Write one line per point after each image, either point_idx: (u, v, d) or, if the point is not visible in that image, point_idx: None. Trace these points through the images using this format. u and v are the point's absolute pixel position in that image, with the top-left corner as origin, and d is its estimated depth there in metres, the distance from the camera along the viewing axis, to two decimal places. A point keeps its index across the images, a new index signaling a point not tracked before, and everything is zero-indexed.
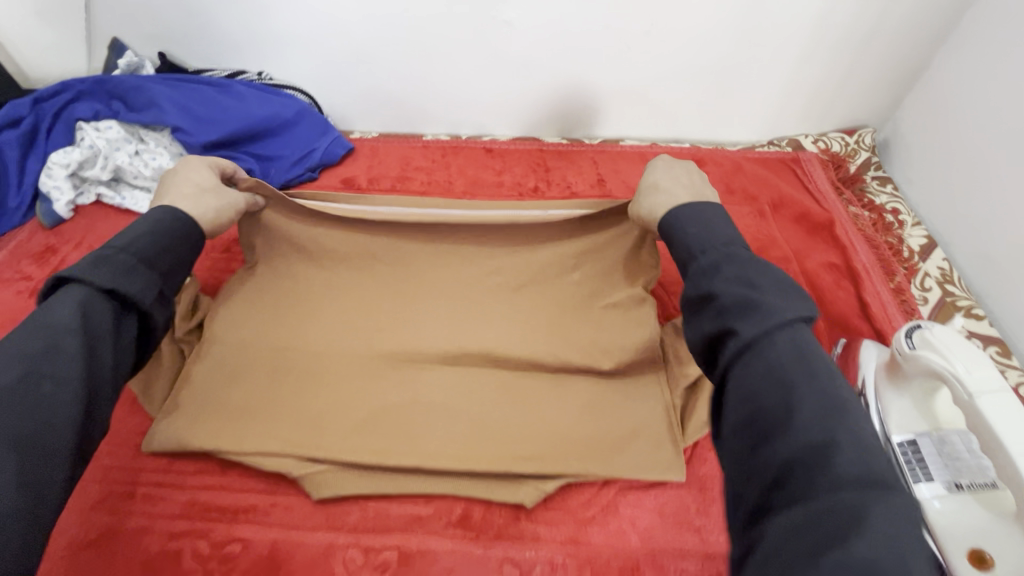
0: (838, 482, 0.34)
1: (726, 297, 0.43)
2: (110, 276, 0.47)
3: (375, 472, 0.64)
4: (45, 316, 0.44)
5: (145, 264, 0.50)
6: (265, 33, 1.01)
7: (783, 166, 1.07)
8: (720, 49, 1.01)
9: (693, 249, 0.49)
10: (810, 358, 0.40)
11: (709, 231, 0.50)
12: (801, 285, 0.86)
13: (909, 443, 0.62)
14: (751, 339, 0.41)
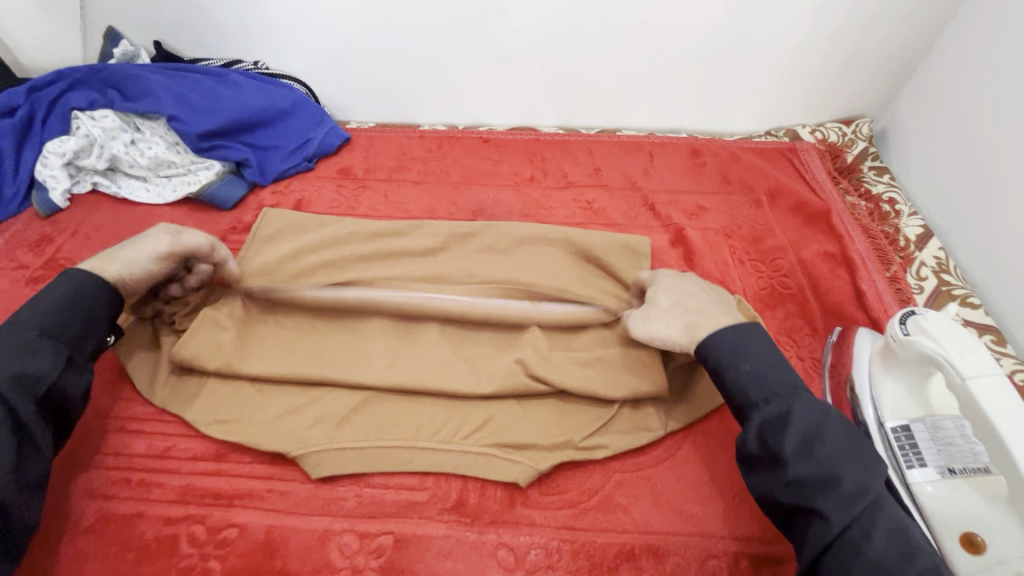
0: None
1: (798, 428, 0.52)
2: (12, 361, 0.53)
3: (377, 444, 0.66)
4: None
5: (41, 348, 0.56)
6: (261, 22, 1.01)
7: (781, 155, 1.07)
8: (718, 37, 1.01)
9: (753, 395, 0.55)
10: (899, 537, 0.48)
11: (758, 368, 0.56)
12: (797, 274, 0.86)
13: (902, 428, 0.62)
14: (842, 530, 0.48)
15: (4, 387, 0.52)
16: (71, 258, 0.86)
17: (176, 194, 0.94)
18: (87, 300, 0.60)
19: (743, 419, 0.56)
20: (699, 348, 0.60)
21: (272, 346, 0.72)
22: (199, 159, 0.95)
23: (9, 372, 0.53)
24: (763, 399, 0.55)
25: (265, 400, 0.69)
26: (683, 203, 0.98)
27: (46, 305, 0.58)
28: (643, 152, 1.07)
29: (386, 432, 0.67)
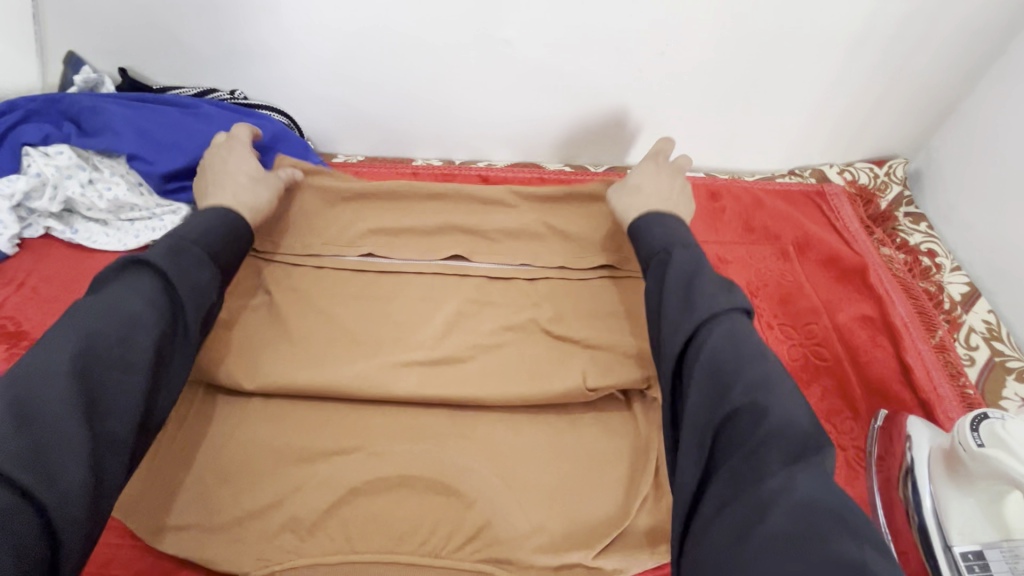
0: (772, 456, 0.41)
1: (675, 268, 0.56)
2: (183, 261, 0.56)
3: (354, 562, 0.56)
4: (118, 295, 0.51)
5: (204, 263, 0.58)
6: (238, 49, 0.91)
7: (808, 200, 0.98)
8: (741, 72, 0.92)
9: (656, 249, 0.60)
10: (745, 347, 0.49)
11: (659, 236, 0.62)
12: (833, 343, 0.77)
13: (974, 555, 0.52)
14: (691, 343, 0.50)
15: (184, 287, 0.54)
16: (15, 316, 0.76)
17: (139, 240, 0.84)
18: (229, 231, 0.64)
19: (652, 276, 0.59)
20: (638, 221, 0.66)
21: (246, 436, 0.64)
22: (166, 201, 0.85)
23: (176, 274, 0.54)
24: (662, 247, 0.60)
25: (229, 501, 0.59)
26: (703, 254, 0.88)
27: (202, 227, 0.61)
28: None
29: (366, 543, 0.58)
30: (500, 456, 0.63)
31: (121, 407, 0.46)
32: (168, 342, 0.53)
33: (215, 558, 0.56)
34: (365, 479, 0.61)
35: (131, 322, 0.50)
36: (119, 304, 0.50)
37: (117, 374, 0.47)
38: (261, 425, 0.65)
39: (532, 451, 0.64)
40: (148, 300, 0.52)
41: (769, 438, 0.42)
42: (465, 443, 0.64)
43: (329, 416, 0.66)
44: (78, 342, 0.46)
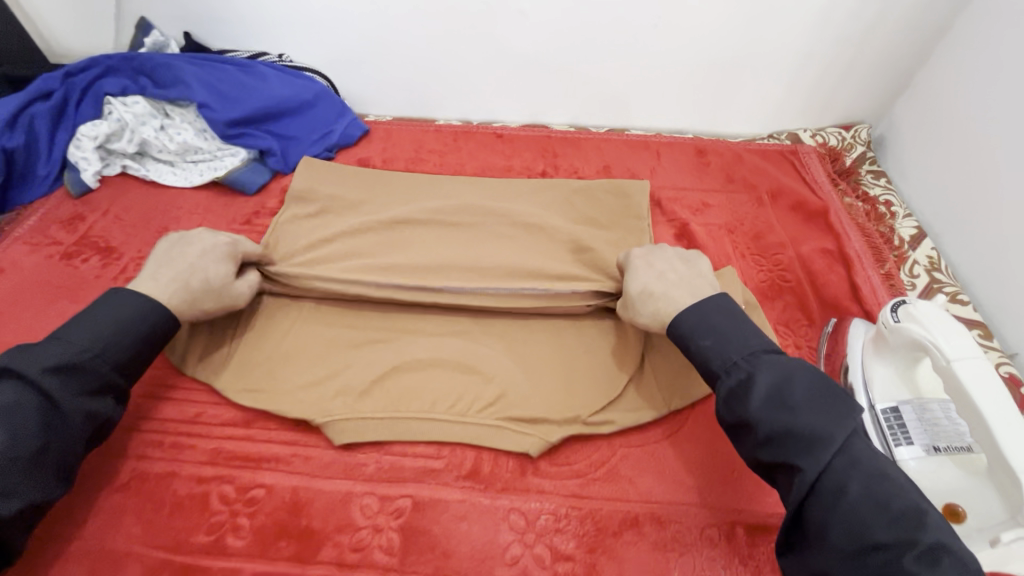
0: (859, 495, 0.48)
1: (725, 346, 0.59)
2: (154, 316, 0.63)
3: (396, 416, 0.69)
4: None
5: (104, 381, 0.59)
6: (287, 17, 1.05)
7: (782, 157, 1.11)
8: (725, 42, 1.05)
9: (688, 336, 0.62)
10: (785, 390, 0.54)
11: (689, 314, 0.63)
12: (796, 269, 0.90)
13: (891, 410, 0.66)
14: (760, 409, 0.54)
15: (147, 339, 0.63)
16: (103, 236, 0.90)
17: (203, 178, 0.97)
18: (145, 342, 0.63)
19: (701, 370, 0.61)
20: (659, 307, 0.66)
21: (307, 324, 0.78)
22: (226, 146, 0.99)
23: (58, 398, 0.55)
24: (719, 363, 0.59)
25: (293, 372, 0.73)
26: (689, 199, 1.02)
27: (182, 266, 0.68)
28: (650, 149, 1.11)
29: (405, 403, 0.71)
30: (516, 344, 0.77)
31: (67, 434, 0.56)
32: (42, 473, 0.54)
33: (281, 409, 0.69)
34: (405, 357, 0.75)
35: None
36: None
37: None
38: (317, 318, 0.79)
39: (538, 341, 0.78)
40: (126, 332, 0.61)
41: (832, 481, 0.50)
42: (485, 335, 0.78)
43: (372, 314, 0.80)
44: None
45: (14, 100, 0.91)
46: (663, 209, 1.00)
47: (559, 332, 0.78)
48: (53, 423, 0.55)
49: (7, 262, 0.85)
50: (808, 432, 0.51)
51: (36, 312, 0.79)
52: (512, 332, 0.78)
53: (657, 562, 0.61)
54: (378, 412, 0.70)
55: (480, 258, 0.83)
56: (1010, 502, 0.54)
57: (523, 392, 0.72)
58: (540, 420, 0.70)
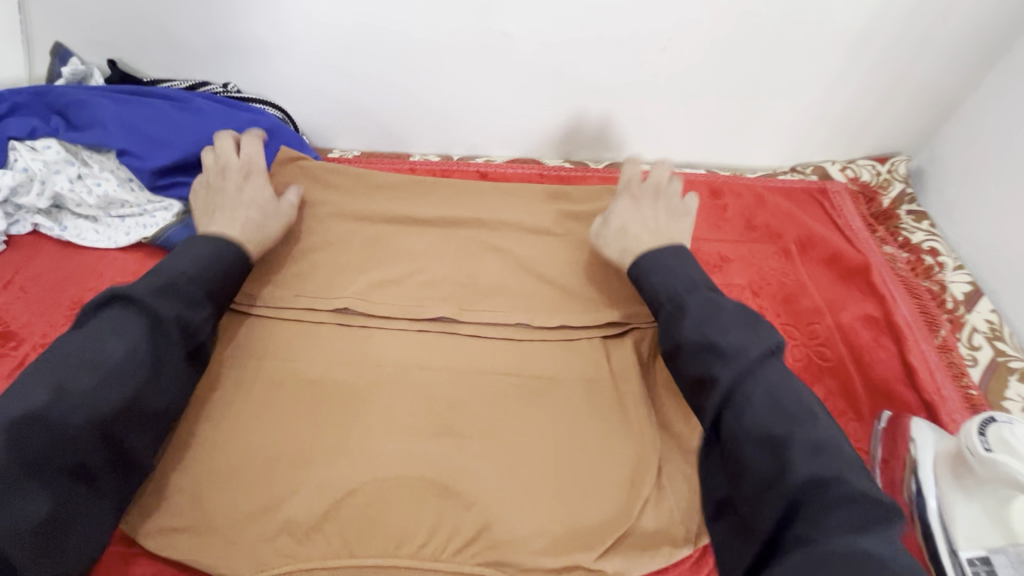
0: (838, 495, 0.46)
1: (698, 323, 0.58)
2: (172, 304, 0.58)
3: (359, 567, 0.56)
4: (102, 337, 0.55)
5: (191, 298, 0.60)
6: (231, 41, 0.89)
7: (809, 198, 0.97)
8: (745, 65, 0.90)
9: (662, 297, 0.63)
10: (783, 401, 0.51)
11: (667, 278, 0.64)
12: (836, 343, 0.76)
13: (981, 561, 0.52)
14: (727, 385, 0.54)
15: (158, 334, 0.57)
16: (4, 314, 0.74)
17: (130, 237, 0.82)
18: (220, 272, 0.64)
19: (665, 321, 0.61)
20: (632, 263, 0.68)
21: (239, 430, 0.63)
22: (156, 197, 0.83)
23: (159, 311, 0.57)
24: (668, 298, 0.62)
25: (223, 505, 0.58)
26: (704, 252, 0.87)
27: (196, 259, 0.63)
28: None
29: (362, 546, 0.57)
30: (502, 457, 0.62)
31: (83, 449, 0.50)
32: (144, 373, 0.55)
33: (212, 560, 0.57)
34: (364, 478, 0.60)
35: (96, 349, 0.54)
36: (119, 332, 0.55)
37: (91, 423, 0.51)
38: (252, 424, 0.63)
39: (530, 454, 0.63)
40: (130, 337, 0.55)
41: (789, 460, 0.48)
42: (462, 444, 0.63)
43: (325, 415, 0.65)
44: (52, 384, 0.51)
45: None
46: None
47: (556, 438, 0.64)
48: (157, 320, 0.57)
49: None
50: (776, 414, 0.51)
51: None
52: (498, 438, 0.64)
53: None
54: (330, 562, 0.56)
55: (464, 350, 0.72)
56: None
57: (511, 527, 0.59)
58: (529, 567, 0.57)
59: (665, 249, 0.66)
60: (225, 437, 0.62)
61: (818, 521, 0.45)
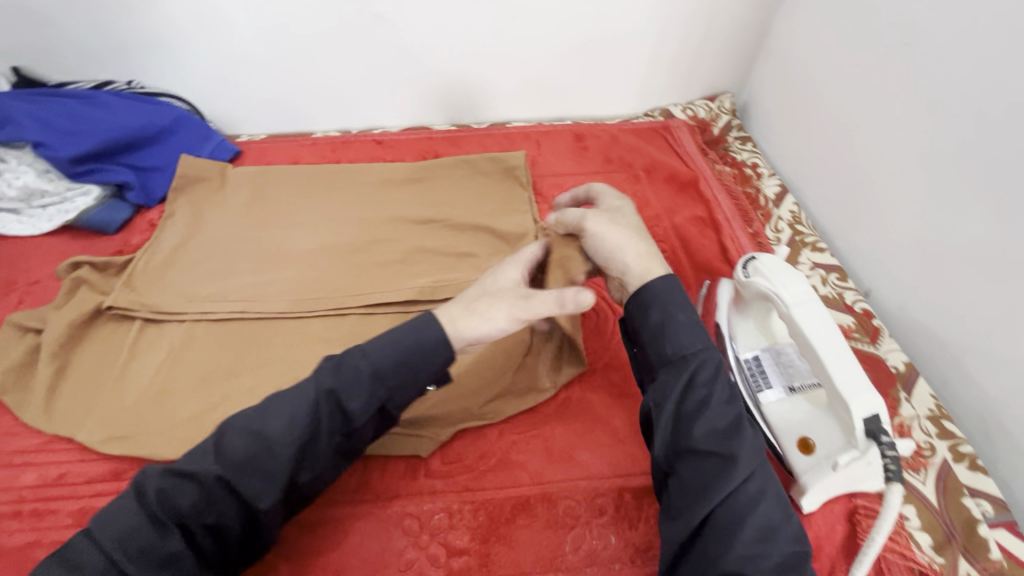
0: (771, 503, 0.49)
1: (653, 320, 0.57)
2: (345, 385, 0.53)
3: None
4: (278, 407, 0.53)
5: (358, 381, 0.53)
6: (130, 40, 0.99)
7: (655, 133, 1.16)
8: (586, 27, 1.08)
9: (686, 344, 0.55)
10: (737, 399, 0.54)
11: (682, 324, 0.56)
12: (670, 239, 0.95)
13: (753, 358, 0.71)
14: (675, 367, 0.55)
15: (317, 417, 0.53)
16: None
17: (54, 222, 0.90)
18: (392, 355, 0.54)
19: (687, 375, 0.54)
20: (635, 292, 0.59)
21: (177, 356, 0.75)
22: (75, 185, 0.92)
23: (250, 425, 0.52)
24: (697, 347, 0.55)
25: (163, 411, 0.70)
26: (569, 184, 1.05)
27: (386, 341, 0.55)
28: (530, 140, 1.13)
29: None
30: None
31: (210, 506, 0.51)
32: (143, 555, 0.48)
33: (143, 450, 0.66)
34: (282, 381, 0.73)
35: (260, 418, 0.53)
36: (274, 410, 0.53)
37: (114, 549, 0.48)
38: (193, 354, 0.76)
39: None
40: (298, 415, 0.52)
41: (721, 467, 0.50)
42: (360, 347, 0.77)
43: (249, 342, 0.77)
44: (245, 432, 0.52)
45: None
46: (543, 196, 1.02)
47: None
48: (304, 431, 0.52)
49: None
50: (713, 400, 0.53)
51: None
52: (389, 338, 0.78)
53: (551, 541, 0.62)
54: None
55: (350, 279, 0.84)
56: (845, 428, 0.59)
57: None
58: (421, 420, 0.69)
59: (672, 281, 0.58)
60: (159, 364, 0.74)
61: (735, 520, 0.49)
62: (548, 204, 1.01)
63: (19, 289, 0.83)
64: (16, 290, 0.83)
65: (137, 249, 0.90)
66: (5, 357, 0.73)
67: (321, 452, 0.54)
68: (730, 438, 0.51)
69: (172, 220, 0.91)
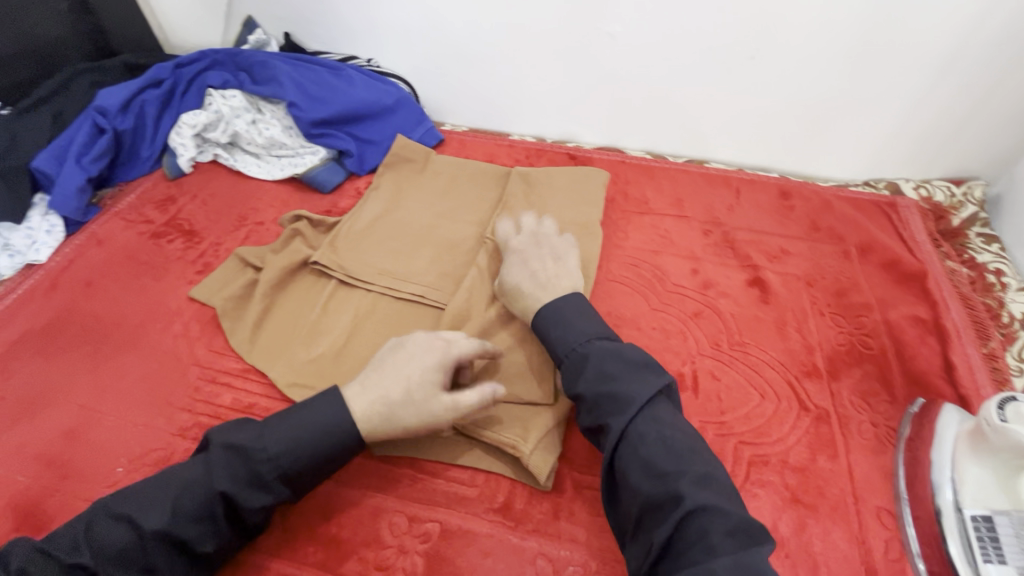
0: (716, 520, 0.48)
1: (590, 373, 0.60)
2: (243, 480, 0.54)
3: (417, 430, 0.68)
4: (194, 479, 0.54)
5: (262, 480, 0.55)
6: (380, 23, 1.08)
7: (877, 209, 1.02)
8: (828, 78, 0.98)
9: (564, 348, 0.64)
10: (670, 435, 0.54)
11: (567, 330, 0.65)
12: (881, 335, 0.82)
13: (983, 518, 0.60)
14: (622, 432, 0.55)
15: (212, 507, 0.53)
16: (188, 219, 0.95)
17: (283, 172, 1.02)
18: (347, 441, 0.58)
19: (568, 371, 0.63)
20: (537, 313, 0.68)
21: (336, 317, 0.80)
22: (308, 144, 1.03)
23: (224, 483, 0.54)
24: (575, 342, 0.63)
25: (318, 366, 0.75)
26: (766, 244, 0.95)
27: (301, 439, 0.56)
28: (729, 186, 1.05)
29: None
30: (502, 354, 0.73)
31: (131, 561, 0.51)
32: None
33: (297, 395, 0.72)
34: None
35: (172, 486, 0.54)
36: (186, 487, 0.53)
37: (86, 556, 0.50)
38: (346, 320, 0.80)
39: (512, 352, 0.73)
40: (199, 496, 0.53)
41: (696, 529, 0.49)
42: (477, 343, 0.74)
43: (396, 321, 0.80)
44: (155, 495, 0.53)
45: (131, 86, 0.97)
46: (736, 250, 0.94)
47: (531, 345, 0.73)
48: (211, 516, 0.53)
49: (105, 235, 0.91)
50: (671, 468, 0.52)
51: (123, 287, 0.85)
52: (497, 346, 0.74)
53: None
54: None
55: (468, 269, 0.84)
56: None
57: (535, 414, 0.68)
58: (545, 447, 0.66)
59: (577, 298, 0.68)
60: (342, 330, 0.78)
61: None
62: (741, 261, 0.92)
63: (246, 226, 0.94)
64: (244, 226, 0.94)
65: (343, 212, 0.98)
66: (228, 286, 0.83)
67: (197, 543, 0.53)
68: (698, 484, 0.51)
69: (376, 191, 0.97)
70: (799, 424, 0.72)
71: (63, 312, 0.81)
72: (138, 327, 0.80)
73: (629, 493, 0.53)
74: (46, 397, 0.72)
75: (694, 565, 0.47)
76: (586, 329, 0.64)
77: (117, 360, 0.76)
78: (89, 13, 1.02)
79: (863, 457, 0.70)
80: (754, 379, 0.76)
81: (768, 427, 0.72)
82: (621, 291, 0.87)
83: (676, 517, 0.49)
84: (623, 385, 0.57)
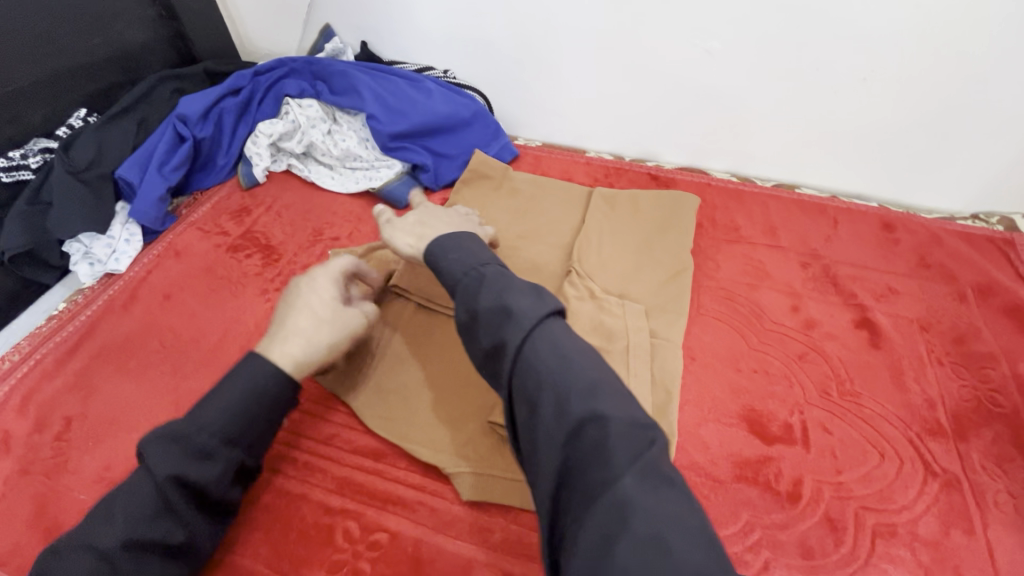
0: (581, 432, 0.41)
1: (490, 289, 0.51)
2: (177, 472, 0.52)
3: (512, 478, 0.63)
4: (132, 488, 0.51)
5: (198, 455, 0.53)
6: (461, 33, 1.04)
7: (992, 247, 0.94)
8: (947, 103, 0.89)
9: (459, 272, 0.56)
10: (563, 345, 0.47)
11: (464, 256, 0.57)
12: (1011, 391, 0.74)
13: None
14: (517, 348, 0.47)
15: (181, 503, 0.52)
16: (263, 231, 0.93)
17: (358, 186, 0.99)
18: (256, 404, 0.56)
19: (462, 293, 0.54)
20: (432, 242, 0.61)
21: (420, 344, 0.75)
22: (383, 157, 1.00)
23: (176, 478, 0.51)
24: (473, 264, 0.56)
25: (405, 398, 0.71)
26: (872, 281, 0.88)
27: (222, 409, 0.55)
28: (826, 215, 0.98)
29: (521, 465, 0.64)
30: None
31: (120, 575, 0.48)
32: None
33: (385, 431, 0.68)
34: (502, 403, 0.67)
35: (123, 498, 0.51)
36: (133, 491, 0.51)
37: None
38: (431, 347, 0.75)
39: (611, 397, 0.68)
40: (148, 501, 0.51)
41: (578, 447, 0.41)
42: None
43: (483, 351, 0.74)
44: (120, 506, 0.50)
45: (211, 93, 0.95)
46: (839, 287, 0.87)
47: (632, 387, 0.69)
48: (168, 508, 0.51)
49: (182, 245, 0.90)
50: (557, 379, 0.44)
51: (201, 301, 0.83)
52: None
53: None
54: (487, 463, 0.64)
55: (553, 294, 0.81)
56: None
57: None
58: None
59: (462, 235, 0.61)
60: (424, 359, 0.74)
61: (658, 522, 0.37)
62: (845, 299, 0.85)
63: (322, 241, 0.92)
64: (320, 241, 0.92)
65: None
66: None
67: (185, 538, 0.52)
68: (582, 398, 0.43)
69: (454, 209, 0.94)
70: (926, 490, 0.65)
71: (142, 325, 0.80)
72: (217, 344, 0.78)
73: (520, 403, 0.46)
74: (127, 416, 0.71)
75: (596, 483, 0.39)
76: (466, 257, 0.57)
77: (197, 380, 0.74)
78: (172, 19, 1.03)
79: (1005, 534, 0.62)
80: (872, 435, 0.70)
81: (892, 492, 0.65)
82: (716, 327, 0.81)
83: (570, 430, 0.42)
84: (514, 298, 0.49)
